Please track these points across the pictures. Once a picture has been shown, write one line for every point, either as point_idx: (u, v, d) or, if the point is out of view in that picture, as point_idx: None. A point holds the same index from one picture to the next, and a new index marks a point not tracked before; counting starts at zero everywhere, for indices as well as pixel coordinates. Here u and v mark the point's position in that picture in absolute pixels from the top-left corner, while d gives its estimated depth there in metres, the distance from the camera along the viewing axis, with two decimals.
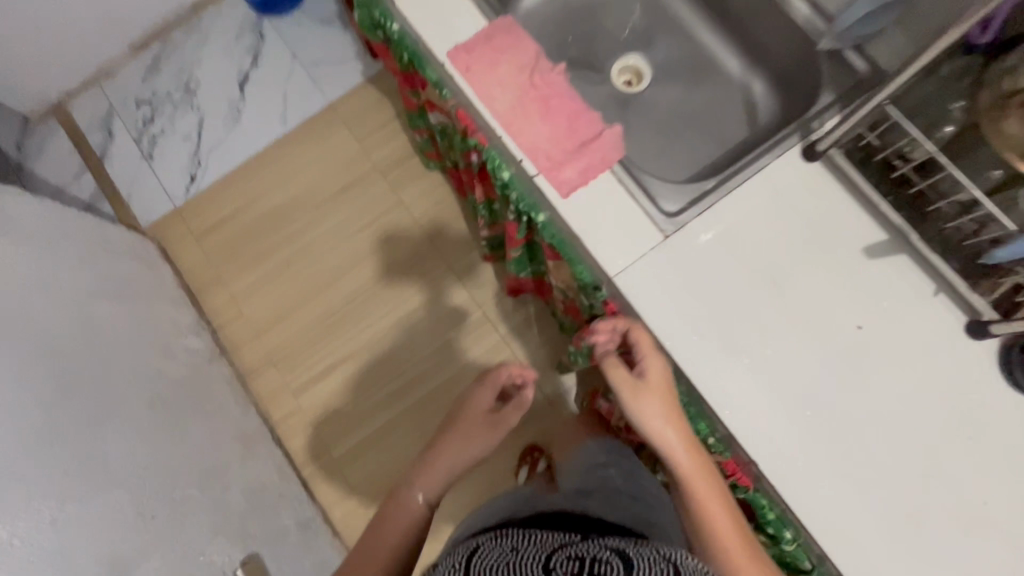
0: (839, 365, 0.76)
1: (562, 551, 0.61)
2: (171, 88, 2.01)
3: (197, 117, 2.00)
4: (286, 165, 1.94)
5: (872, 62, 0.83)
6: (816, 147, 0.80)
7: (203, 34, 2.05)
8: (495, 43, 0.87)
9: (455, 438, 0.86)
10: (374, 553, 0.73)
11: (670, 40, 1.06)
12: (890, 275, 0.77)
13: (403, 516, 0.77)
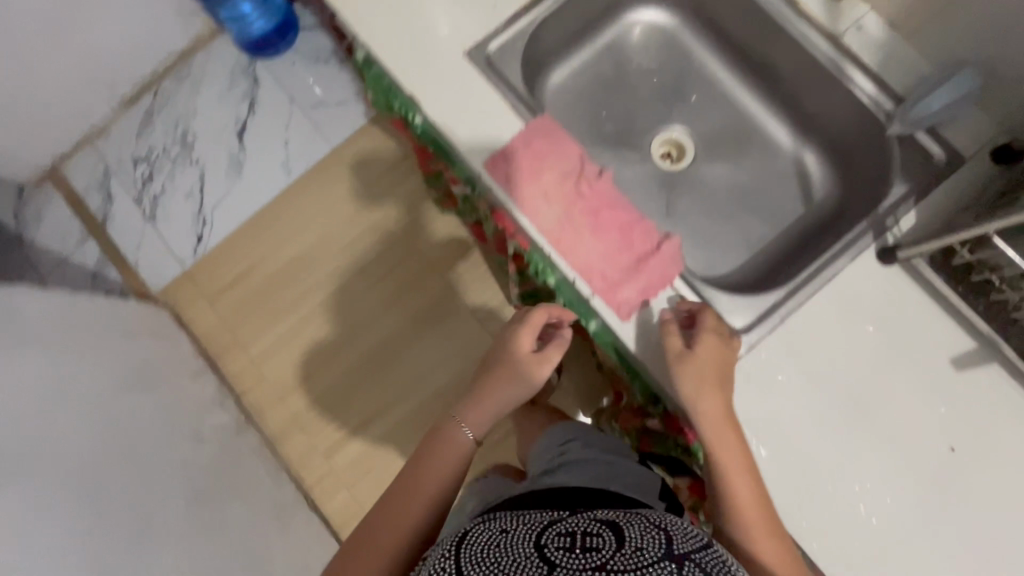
0: (932, 487, 0.71)
1: (550, 527, 0.57)
2: (167, 142, 1.67)
3: (197, 173, 1.65)
4: (295, 213, 1.63)
5: (949, 147, 0.76)
6: (895, 251, 0.74)
7: (194, 77, 1.68)
8: (535, 148, 0.80)
9: (500, 385, 0.79)
10: (410, 493, 0.70)
11: (714, 108, 0.98)
12: (981, 388, 0.72)
13: (448, 460, 0.73)
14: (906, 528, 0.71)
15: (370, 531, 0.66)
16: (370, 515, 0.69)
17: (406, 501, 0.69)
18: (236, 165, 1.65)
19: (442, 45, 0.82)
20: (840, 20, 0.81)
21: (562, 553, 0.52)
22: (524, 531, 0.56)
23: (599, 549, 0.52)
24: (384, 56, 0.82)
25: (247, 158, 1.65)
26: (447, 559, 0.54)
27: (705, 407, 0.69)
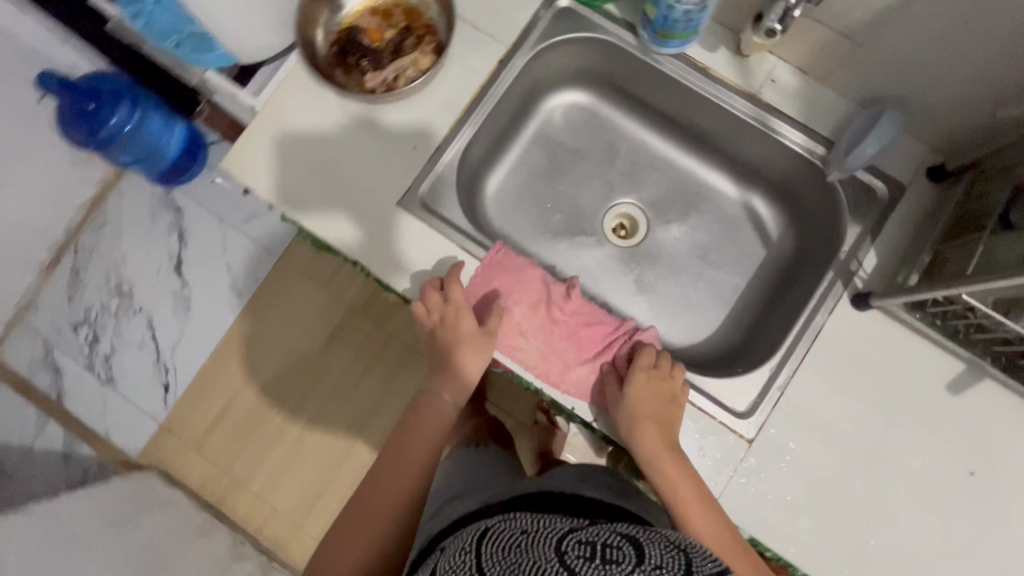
0: (966, 513, 0.72)
1: (573, 535, 0.51)
2: (104, 299, 1.41)
3: (147, 320, 1.40)
4: (258, 327, 1.38)
5: (889, 179, 0.77)
6: (866, 296, 0.74)
7: (114, 222, 1.43)
8: (496, 284, 0.79)
9: (461, 364, 0.78)
10: (391, 476, 0.75)
11: (654, 170, 0.97)
12: (982, 406, 0.73)
13: (429, 435, 0.79)
14: (950, 562, 0.72)
15: (355, 516, 0.72)
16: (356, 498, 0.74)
17: (388, 488, 0.74)
18: (185, 302, 1.40)
19: (373, 202, 0.79)
20: (753, 77, 0.81)
21: (580, 562, 0.46)
22: (546, 535, 0.52)
23: (619, 563, 0.46)
24: (316, 228, 0.78)
25: (195, 288, 1.40)
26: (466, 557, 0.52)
27: (644, 441, 0.74)
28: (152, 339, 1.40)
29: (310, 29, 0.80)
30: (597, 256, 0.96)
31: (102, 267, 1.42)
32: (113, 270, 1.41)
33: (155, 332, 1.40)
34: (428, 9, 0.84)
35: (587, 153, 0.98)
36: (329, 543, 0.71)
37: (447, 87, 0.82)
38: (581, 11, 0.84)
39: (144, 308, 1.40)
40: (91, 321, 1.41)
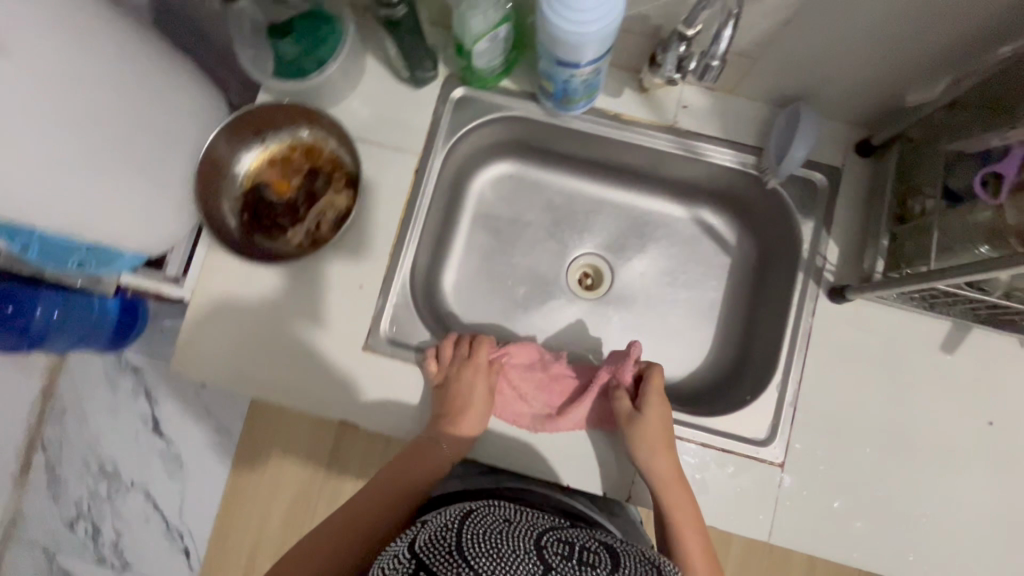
0: (998, 462, 0.74)
1: (553, 532, 0.56)
2: (90, 487, 1.26)
3: (143, 494, 1.25)
4: (247, 512, 1.22)
5: (822, 168, 0.78)
6: (840, 289, 0.75)
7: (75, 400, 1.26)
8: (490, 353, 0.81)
9: (473, 416, 0.74)
10: (370, 522, 0.67)
11: (600, 211, 0.95)
12: (978, 356, 0.75)
13: (424, 481, 0.72)
14: (999, 512, 0.73)
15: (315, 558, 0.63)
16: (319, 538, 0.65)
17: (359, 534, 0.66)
18: (177, 462, 1.24)
19: (341, 357, 0.77)
20: (666, 110, 0.81)
21: (560, 559, 0.51)
22: (526, 527, 0.55)
23: (595, 567, 0.51)
24: (297, 404, 0.76)
25: (183, 444, 1.24)
26: (450, 530, 0.53)
27: (656, 467, 0.72)
28: (155, 510, 1.24)
29: (213, 205, 0.75)
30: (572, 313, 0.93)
31: (77, 453, 1.26)
32: (91, 453, 1.25)
33: (157, 503, 1.24)
34: (326, 142, 0.80)
35: (529, 215, 0.95)
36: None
37: (374, 216, 0.80)
38: (479, 97, 0.82)
39: (139, 481, 1.24)
40: (87, 513, 1.26)
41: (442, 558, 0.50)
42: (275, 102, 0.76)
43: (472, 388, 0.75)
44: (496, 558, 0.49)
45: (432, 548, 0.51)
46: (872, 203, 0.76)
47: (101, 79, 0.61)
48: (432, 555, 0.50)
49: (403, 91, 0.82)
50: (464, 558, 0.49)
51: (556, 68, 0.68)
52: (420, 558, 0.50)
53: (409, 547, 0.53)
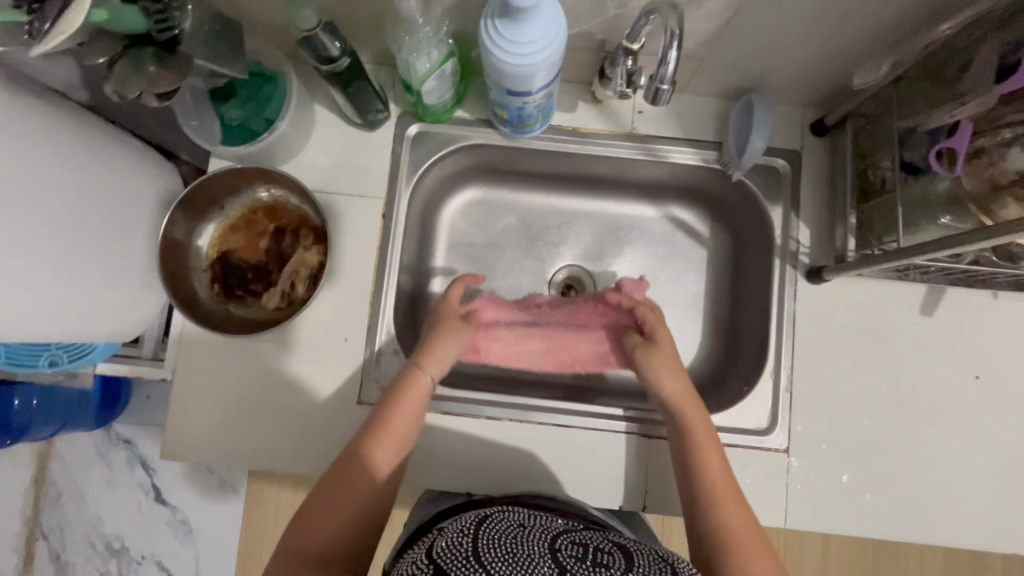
0: (992, 415, 0.75)
1: (566, 535, 0.59)
2: (99, 567, 1.22)
3: (156, 565, 1.21)
4: None
5: (781, 155, 0.80)
6: (816, 270, 0.76)
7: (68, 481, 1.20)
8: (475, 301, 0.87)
9: (446, 339, 0.75)
10: (373, 456, 0.63)
11: (572, 220, 0.94)
12: (956, 315, 0.77)
13: (416, 406, 0.68)
14: (1001, 462, 0.74)
15: (323, 503, 0.59)
16: (325, 480, 0.61)
17: (365, 471, 0.62)
18: (185, 527, 1.21)
19: (338, 414, 0.76)
20: (622, 118, 0.81)
21: (574, 561, 0.54)
22: (540, 531, 0.59)
23: (609, 566, 0.54)
24: (303, 467, 0.76)
25: (189, 509, 1.20)
26: (466, 535, 0.56)
27: (663, 387, 0.73)
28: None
29: (181, 282, 0.73)
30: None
31: (79, 534, 1.21)
32: (94, 532, 1.21)
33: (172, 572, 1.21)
34: (288, 200, 0.79)
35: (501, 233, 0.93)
36: (287, 542, 0.56)
37: (348, 267, 0.79)
38: (434, 131, 0.82)
39: (150, 553, 1.21)
40: None
41: (458, 562, 0.53)
42: (228, 168, 0.74)
43: (445, 318, 0.79)
44: (512, 562, 0.53)
45: (449, 552, 0.54)
46: (834, 182, 0.78)
47: (50, 180, 0.59)
48: (448, 557, 0.54)
49: (358, 136, 0.81)
50: (479, 561, 0.52)
51: (507, 98, 0.67)
52: (437, 562, 0.54)
53: (427, 553, 0.56)
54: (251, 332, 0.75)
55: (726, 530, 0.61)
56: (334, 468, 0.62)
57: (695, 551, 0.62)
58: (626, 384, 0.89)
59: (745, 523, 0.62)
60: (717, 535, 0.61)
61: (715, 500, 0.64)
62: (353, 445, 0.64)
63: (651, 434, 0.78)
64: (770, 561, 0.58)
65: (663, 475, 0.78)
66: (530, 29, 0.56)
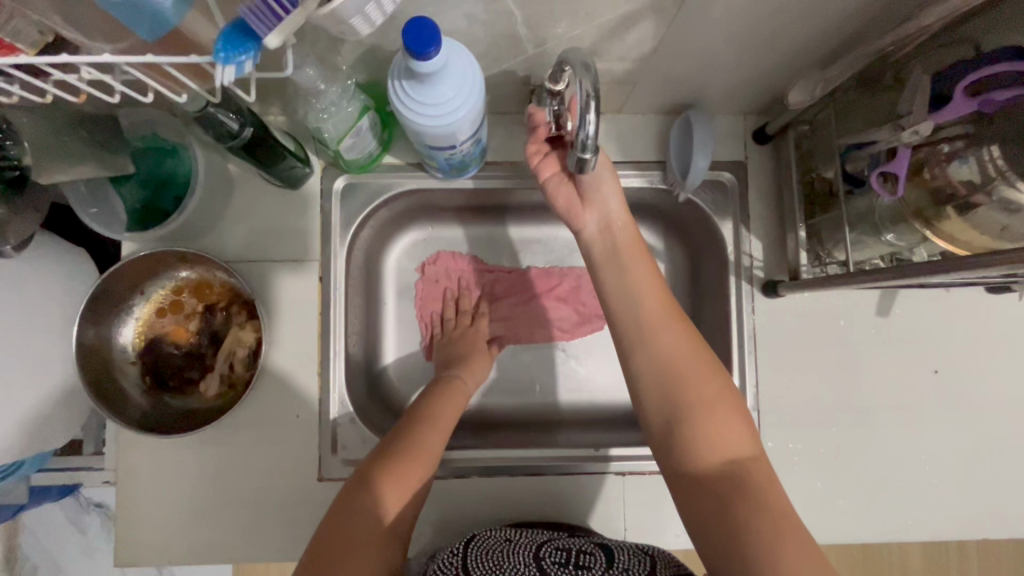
0: (954, 407, 0.76)
1: (550, 542, 0.59)
2: None
3: None
4: None
5: (726, 167, 0.77)
6: (772, 285, 0.75)
7: (41, 555, 1.12)
8: (442, 283, 0.87)
9: (481, 362, 0.80)
10: (427, 437, 0.64)
11: (524, 250, 0.89)
12: (910, 311, 0.77)
13: (458, 402, 0.71)
14: (968, 453, 0.75)
15: (383, 477, 0.59)
16: (381, 454, 0.61)
17: (422, 451, 0.62)
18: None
19: (297, 494, 0.72)
20: None
21: (558, 566, 0.55)
22: (526, 541, 0.59)
23: (590, 568, 0.54)
24: (271, 554, 0.72)
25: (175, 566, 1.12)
26: (455, 556, 0.57)
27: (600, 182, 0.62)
28: None
29: (108, 384, 0.68)
30: (526, 361, 0.87)
31: None
32: None
33: None
34: (213, 276, 0.73)
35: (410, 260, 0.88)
36: (339, 513, 0.56)
37: (290, 338, 0.74)
38: (364, 181, 0.77)
39: None
40: None
41: None
42: (142, 253, 0.68)
43: (470, 343, 0.83)
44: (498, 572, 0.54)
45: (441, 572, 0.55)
46: (781, 192, 0.76)
47: None
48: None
49: (282, 196, 0.75)
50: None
51: (432, 150, 0.63)
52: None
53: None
54: (195, 425, 0.70)
55: (671, 353, 0.58)
56: (385, 444, 0.62)
57: (634, 384, 0.60)
58: (594, 413, 0.85)
59: (684, 347, 0.58)
60: (665, 363, 0.58)
61: (654, 327, 0.59)
62: (404, 425, 0.65)
63: (626, 471, 0.75)
64: (721, 383, 0.57)
65: (643, 511, 0.74)
66: (443, 87, 0.51)
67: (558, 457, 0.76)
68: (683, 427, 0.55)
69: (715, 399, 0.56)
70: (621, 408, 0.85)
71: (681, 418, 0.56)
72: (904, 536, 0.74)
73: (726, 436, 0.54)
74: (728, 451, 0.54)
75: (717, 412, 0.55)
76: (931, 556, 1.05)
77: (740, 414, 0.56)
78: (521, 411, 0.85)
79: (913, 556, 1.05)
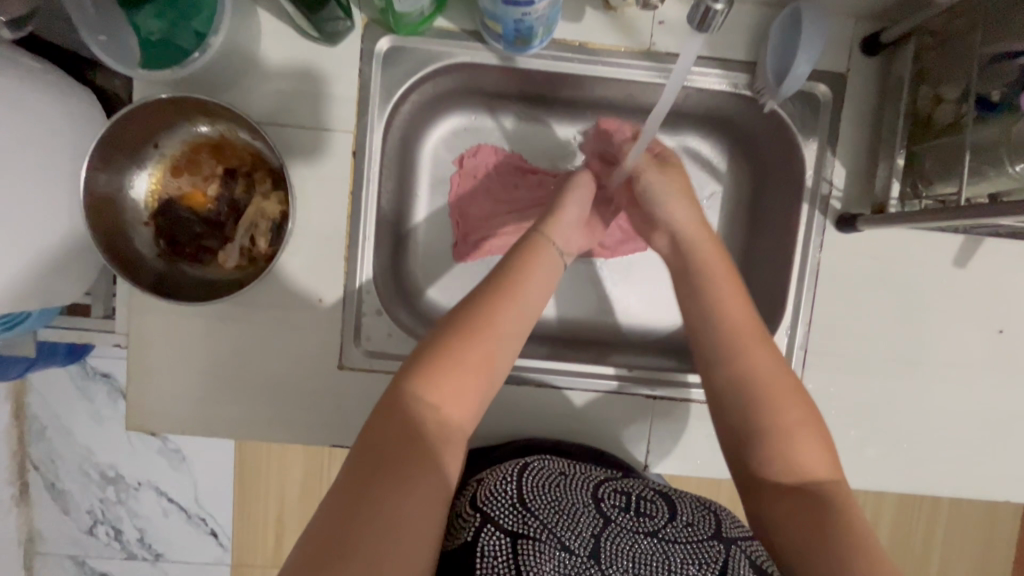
0: (1011, 371, 0.72)
1: (607, 483, 0.57)
2: (96, 495, 1.16)
3: (154, 490, 1.15)
4: (258, 512, 1.16)
5: (824, 79, 0.67)
6: (851, 218, 0.67)
7: (46, 414, 1.12)
8: (482, 179, 0.79)
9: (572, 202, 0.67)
10: (496, 319, 0.55)
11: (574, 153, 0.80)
12: (988, 266, 0.71)
13: (542, 276, 0.60)
14: (1013, 418, 0.72)
15: (438, 372, 0.52)
16: (436, 342, 0.54)
17: (487, 338, 0.54)
18: (178, 455, 1.13)
19: (316, 380, 0.70)
20: (640, 33, 0.67)
21: (618, 511, 0.53)
22: (582, 479, 0.57)
23: (652, 517, 0.53)
24: (283, 436, 0.70)
25: (181, 438, 1.13)
26: (508, 483, 0.53)
27: (682, 219, 0.64)
28: (170, 503, 1.16)
29: (121, 241, 0.63)
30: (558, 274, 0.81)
31: (66, 462, 1.14)
32: (85, 457, 1.14)
33: (169, 496, 1.16)
34: (236, 136, 0.66)
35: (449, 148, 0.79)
36: (396, 400, 0.51)
37: (317, 216, 0.67)
38: (410, 46, 0.67)
39: (145, 478, 1.15)
40: (99, 518, 1.17)
41: (507, 512, 0.51)
42: (158, 96, 0.60)
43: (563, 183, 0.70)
44: (561, 513, 0.51)
45: (494, 501, 0.51)
46: (881, 114, 0.67)
47: None
48: (496, 505, 0.51)
49: (318, 53, 0.66)
50: (530, 510, 0.51)
51: (503, 5, 0.55)
52: (483, 511, 0.51)
53: (470, 502, 0.54)
54: (214, 297, 0.66)
55: (759, 374, 0.55)
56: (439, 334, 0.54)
57: (713, 399, 0.58)
58: (627, 336, 0.81)
59: (773, 370, 0.56)
60: (749, 386, 0.55)
61: (742, 351, 0.57)
62: (471, 304, 0.56)
63: (657, 395, 0.72)
64: (807, 411, 0.54)
65: (664, 438, 0.72)
66: None
67: (590, 373, 0.72)
68: (760, 448, 0.53)
69: (798, 427, 0.53)
70: (653, 334, 0.81)
71: (757, 439, 0.54)
72: (931, 491, 0.72)
73: (804, 461, 0.52)
74: (803, 480, 0.52)
75: (798, 437, 0.53)
76: (907, 505, 1.04)
77: (822, 442, 0.53)
78: (544, 324, 0.80)
79: (888, 503, 1.04)
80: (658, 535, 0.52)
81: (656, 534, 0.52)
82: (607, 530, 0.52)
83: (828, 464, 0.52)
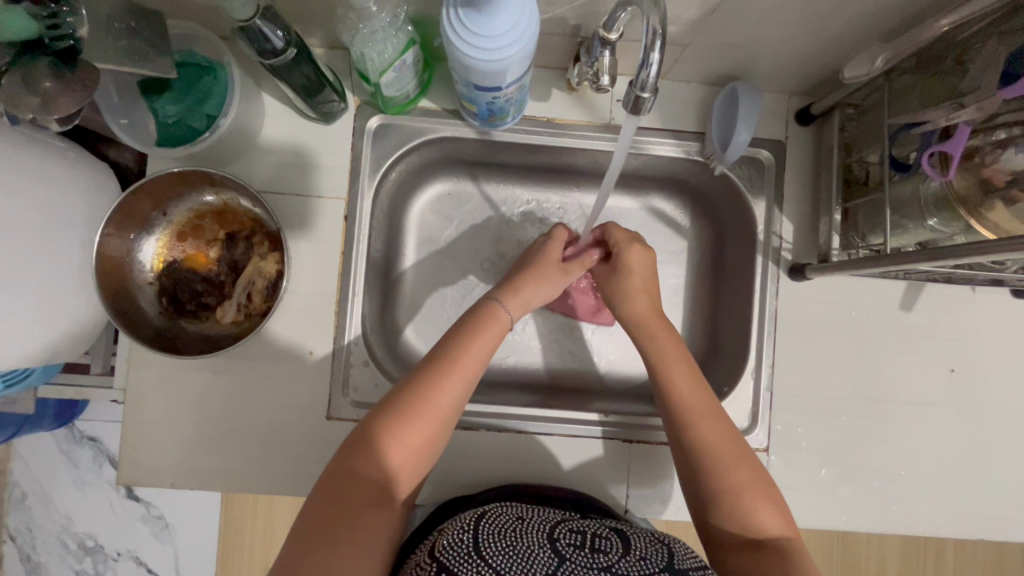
0: (965, 408, 0.75)
1: (564, 524, 0.57)
2: (73, 568, 1.13)
3: (133, 559, 1.12)
4: None
5: (765, 145, 0.76)
6: (800, 268, 0.74)
7: (30, 484, 1.11)
8: (466, 236, 0.86)
9: (538, 283, 0.70)
10: (440, 390, 0.58)
11: (548, 212, 0.87)
12: (933, 307, 0.76)
13: (490, 343, 0.63)
14: (976, 454, 0.75)
15: (377, 446, 0.55)
16: (378, 418, 0.56)
17: (427, 414, 0.57)
18: (161, 522, 1.11)
19: (306, 431, 0.72)
20: (600, 109, 0.77)
21: (573, 549, 0.52)
22: (539, 521, 0.56)
23: (607, 553, 0.53)
24: (271, 487, 0.72)
25: (164, 504, 1.11)
26: (466, 533, 0.53)
27: None
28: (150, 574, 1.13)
29: (126, 298, 0.67)
30: (537, 325, 0.85)
31: (45, 535, 1.12)
32: (65, 528, 1.12)
33: (150, 567, 1.12)
34: (237, 203, 0.72)
35: (434, 210, 0.86)
36: (341, 475, 0.53)
37: (310, 273, 0.73)
38: (397, 124, 0.76)
39: (124, 548, 1.12)
40: None
41: (462, 560, 0.50)
42: (166, 171, 0.66)
43: (546, 258, 0.72)
44: (514, 555, 0.51)
45: (451, 553, 0.51)
46: (819, 175, 0.75)
47: None
48: (452, 555, 0.51)
49: (316, 132, 0.74)
50: (483, 557, 0.50)
51: (475, 91, 0.63)
52: (440, 560, 0.51)
53: (429, 552, 0.53)
54: (208, 350, 0.70)
55: (706, 439, 0.60)
56: (376, 409, 0.57)
57: (686, 465, 0.61)
58: (602, 383, 0.85)
59: (722, 432, 0.61)
60: (699, 449, 0.60)
61: (690, 416, 0.62)
62: (415, 377, 0.59)
63: (634, 437, 0.75)
64: (756, 472, 0.58)
65: (643, 482, 0.74)
66: (499, 20, 0.52)
67: (568, 420, 0.75)
68: (721, 507, 0.57)
69: (750, 484, 0.57)
70: (631, 380, 0.85)
71: (721, 503, 0.57)
72: (909, 529, 0.74)
73: (761, 518, 0.56)
74: (761, 532, 0.56)
75: (751, 498, 0.57)
76: (909, 549, 1.03)
77: (775, 499, 0.57)
78: (523, 374, 0.84)
79: (889, 545, 1.04)
80: (611, 570, 0.51)
81: (609, 570, 0.51)
82: (561, 568, 0.50)
83: (783, 519, 0.56)
